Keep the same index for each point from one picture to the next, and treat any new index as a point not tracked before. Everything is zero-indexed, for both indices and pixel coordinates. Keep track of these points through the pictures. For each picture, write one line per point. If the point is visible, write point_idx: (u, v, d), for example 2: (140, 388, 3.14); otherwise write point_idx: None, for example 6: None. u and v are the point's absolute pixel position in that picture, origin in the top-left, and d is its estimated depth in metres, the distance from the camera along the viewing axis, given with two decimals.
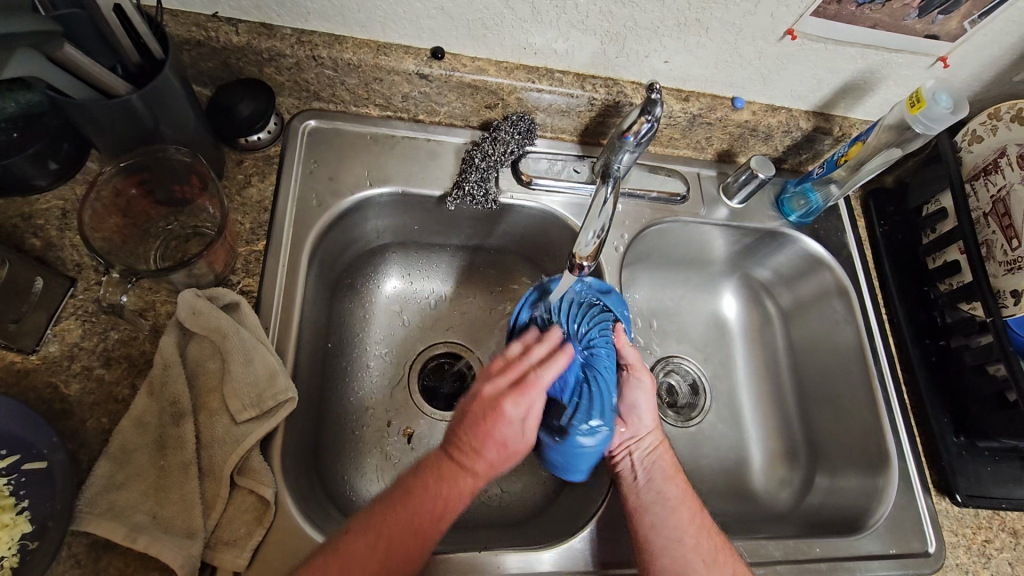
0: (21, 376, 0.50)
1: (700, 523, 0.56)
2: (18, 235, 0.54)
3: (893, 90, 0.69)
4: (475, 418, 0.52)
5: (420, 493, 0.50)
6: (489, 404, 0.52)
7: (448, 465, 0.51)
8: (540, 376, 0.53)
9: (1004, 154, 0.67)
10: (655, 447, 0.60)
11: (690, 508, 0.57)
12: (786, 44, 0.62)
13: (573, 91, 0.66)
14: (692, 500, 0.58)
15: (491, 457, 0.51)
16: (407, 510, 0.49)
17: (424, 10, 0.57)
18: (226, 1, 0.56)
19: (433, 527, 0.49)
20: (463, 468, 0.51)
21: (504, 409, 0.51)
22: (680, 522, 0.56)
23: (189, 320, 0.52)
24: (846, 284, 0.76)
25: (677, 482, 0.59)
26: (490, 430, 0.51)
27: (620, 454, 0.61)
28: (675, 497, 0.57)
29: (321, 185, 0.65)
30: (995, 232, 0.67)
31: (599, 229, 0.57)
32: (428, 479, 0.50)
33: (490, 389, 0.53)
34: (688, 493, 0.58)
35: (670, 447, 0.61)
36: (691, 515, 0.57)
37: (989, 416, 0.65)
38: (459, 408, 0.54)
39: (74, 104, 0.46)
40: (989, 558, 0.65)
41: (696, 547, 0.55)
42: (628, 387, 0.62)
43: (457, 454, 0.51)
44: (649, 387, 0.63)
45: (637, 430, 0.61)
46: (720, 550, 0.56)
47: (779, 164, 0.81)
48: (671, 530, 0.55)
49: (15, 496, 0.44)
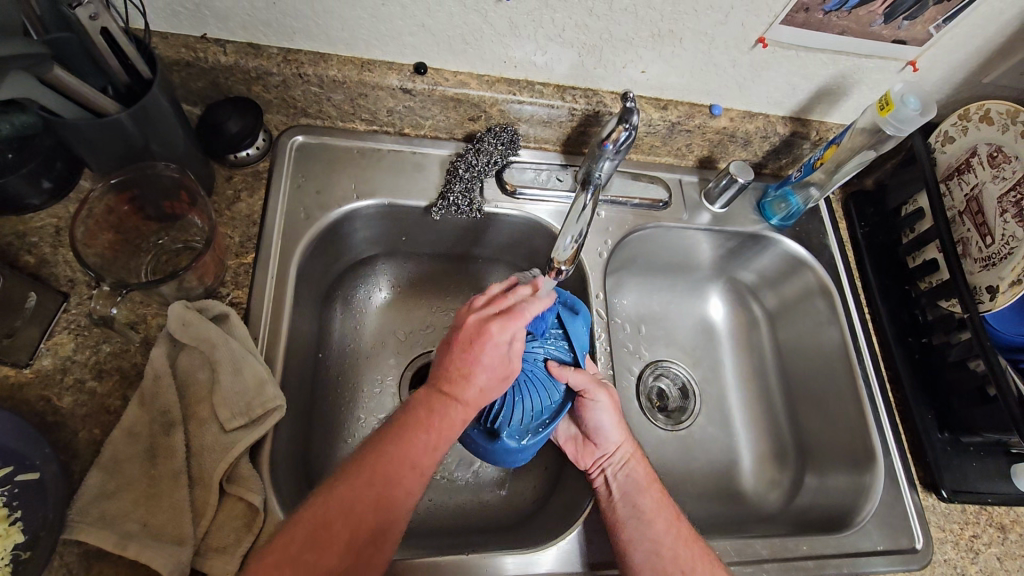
0: (15, 390, 0.51)
1: (676, 533, 0.57)
2: (12, 252, 0.55)
3: (865, 95, 0.71)
4: (458, 346, 0.50)
5: (408, 419, 0.48)
6: (475, 330, 0.50)
7: (437, 397, 0.49)
8: (524, 307, 0.52)
9: (975, 154, 0.69)
10: (627, 459, 0.61)
11: (665, 518, 0.58)
12: (758, 52, 0.64)
13: (553, 102, 0.67)
14: (668, 510, 0.59)
15: (482, 387, 0.50)
16: (401, 444, 0.47)
17: (406, 27, 0.59)
18: (214, 22, 0.58)
19: (436, 448, 0.48)
20: (452, 398, 0.49)
21: (490, 331, 0.50)
22: (656, 534, 0.57)
23: (179, 331, 0.53)
24: (828, 284, 0.77)
25: (651, 493, 0.59)
26: (478, 357, 0.49)
27: (594, 470, 0.62)
28: (650, 510, 0.58)
29: (309, 199, 0.66)
30: (970, 230, 0.69)
31: (576, 235, 0.61)
32: (417, 412, 0.48)
33: (473, 320, 0.51)
34: (664, 503, 0.59)
35: (644, 457, 0.62)
36: (667, 525, 0.58)
37: (971, 411, 0.66)
38: (443, 338, 0.52)
39: (66, 124, 0.47)
40: (977, 553, 0.65)
41: (674, 559, 0.56)
42: (590, 410, 0.61)
43: (444, 382, 0.49)
44: (611, 404, 0.61)
45: (608, 446, 0.62)
46: (697, 559, 0.56)
47: (760, 169, 0.82)
48: (650, 542, 0.56)
49: (9, 507, 0.45)
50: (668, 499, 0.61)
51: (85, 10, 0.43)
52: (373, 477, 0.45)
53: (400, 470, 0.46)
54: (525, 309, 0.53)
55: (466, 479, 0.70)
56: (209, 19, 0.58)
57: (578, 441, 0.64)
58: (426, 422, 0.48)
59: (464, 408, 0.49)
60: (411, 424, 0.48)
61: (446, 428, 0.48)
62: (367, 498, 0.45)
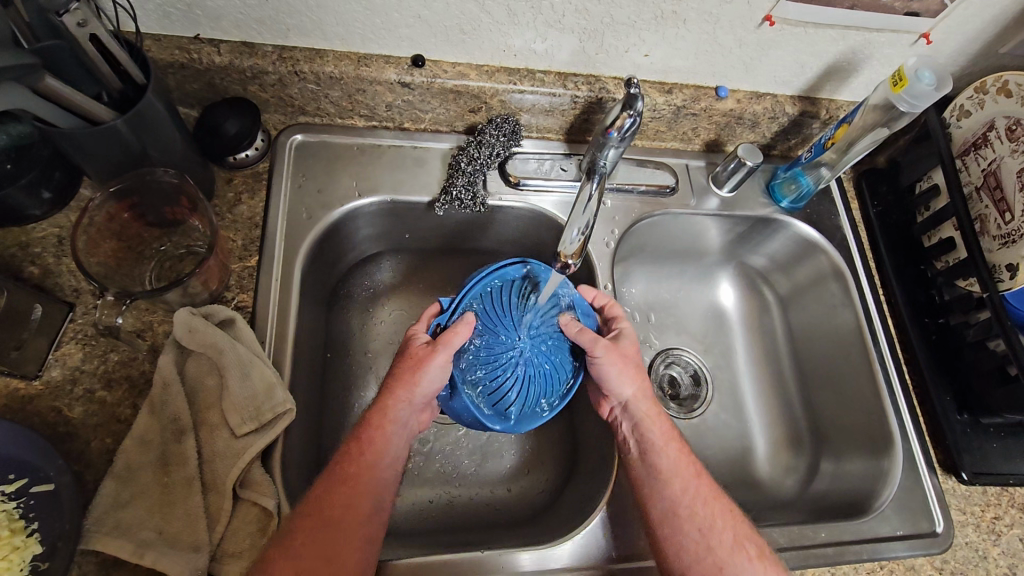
0: (24, 402, 0.51)
1: (694, 490, 0.56)
2: (16, 264, 0.55)
3: (876, 70, 0.69)
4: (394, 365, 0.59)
5: (347, 453, 0.53)
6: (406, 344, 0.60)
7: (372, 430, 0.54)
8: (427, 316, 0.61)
9: (992, 127, 0.67)
10: (642, 415, 0.59)
11: (682, 476, 0.57)
12: (765, 31, 0.62)
13: (555, 90, 0.66)
14: (685, 469, 0.57)
15: (416, 370, 0.55)
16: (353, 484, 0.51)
17: (402, 19, 0.58)
18: (207, 22, 0.57)
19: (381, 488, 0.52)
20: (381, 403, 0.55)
21: (422, 336, 0.58)
22: (672, 494, 0.56)
23: (186, 338, 0.53)
24: (842, 266, 0.75)
25: (668, 449, 0.58)
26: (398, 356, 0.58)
27: (614, 423, 0.62)
28: (666, 466, 0.57)
29: (310, 198, 0.65)
30: (988, 206, 0.68)
31: (583, 227, 0.58)
32: (355, 446, 0.53)
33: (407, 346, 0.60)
34: (682, 459, 0.58)
35: (660, 411, 0.60)
36: (684, 483, 0.56)
37: (991, 391, 0.65)
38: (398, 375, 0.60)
39: (62, 133, 0.47)
40: (998, 535, 0.64)
41: (691, 517, 0.55)
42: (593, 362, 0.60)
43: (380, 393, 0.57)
44: (614, 355, 0.60)
45: (619, 399, 0.61)
46: (717, 516, 0.55)
47: (768, 151, 0.80)
48: (666, 501, 0.56)
49: (26, 519, 0.45)
50: (688, 453, 0.59)
51: (73, 17, 0.42)
52: (316, 532, 0.48)
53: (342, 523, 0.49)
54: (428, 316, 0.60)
55: (477, 474, 0.70)
56: (202, 19, 0.57)
57: (596, 393, 0.64)
58: (361, 471, 0.52)
59: (406, 383, 0.55)
60: (350, 475, 0.52)
61: (393, 444, 0.54)
62: (319, 553, 0.47)
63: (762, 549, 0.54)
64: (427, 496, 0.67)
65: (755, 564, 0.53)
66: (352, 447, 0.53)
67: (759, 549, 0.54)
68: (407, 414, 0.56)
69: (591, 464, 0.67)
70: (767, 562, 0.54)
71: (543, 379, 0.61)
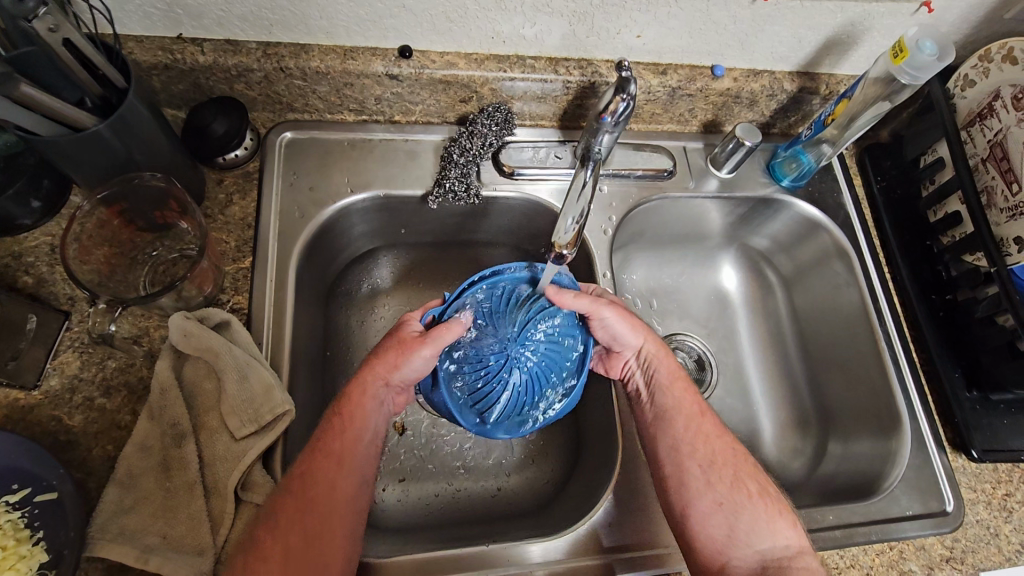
0: (25, 412, 0.51)
1: (697, 430, 0.59)
2: (10, 274, 0.55)
3: (877, 42, 0.67)
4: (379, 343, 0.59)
5: (331, 430, 0.54)
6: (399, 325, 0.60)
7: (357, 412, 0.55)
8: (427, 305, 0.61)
9: (998, 97, 0.65)
10: (653, 358, 0.63)
11: (688, 416, 0.60)
12: (759, 6, 0.60)
13: (547, 76, 0.65)
14: (691, 408, 0.61)
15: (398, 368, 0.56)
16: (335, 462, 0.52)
17: (386, 9, 0.57)
18: (188, 21, 0.56)
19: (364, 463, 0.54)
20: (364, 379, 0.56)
21: (415, 323, 0.58)
22: (675, 431, 0.59)
23: (181, 342, 0.53)
24: (845, 244, 0.74)
25: (675, 391, 0.61)
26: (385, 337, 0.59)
27: (623, 373, 0.64)
28: (674, 407, 0.60)
29: (301, 196, 0.65)
30: (995, 178, 0.66)
31: (578, 215, 0.57)
32: (340, 423, 0.54)
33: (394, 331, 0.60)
34: (687, 400, 0.61)
35: (669, 355, 0.63)
36: (688, 423, 0.60)
37: (1000, 366, 0.64)
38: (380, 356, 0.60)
39: (45, 142, 0.46)
40: (1010, 512, 0.63)
41: (693, 453, 0.58)
42: (598, 326, 0.61)
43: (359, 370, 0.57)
44: (620, 311, 0.61)
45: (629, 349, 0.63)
46: (719, 456, 0.58)
47: (768, 129, 0.79)
48: (671, 440, 0.59)
49: (31, 528, 0.45)
50: (691, 392, 0.63)
51: (43, 23, 0.41)
52: (303, 512, 0.49)
53: (327, 497, 0.51)
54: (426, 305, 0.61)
55: (481, 467, 0.70)
56: (184, 18, 0.56)
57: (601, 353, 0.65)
58: (343, 447, 0.53)
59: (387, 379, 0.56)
60: (332, 451, 0.53)
61: (372, 421, 0.55)
62: (300, 534, 0.49)
63: (763, 487, 0.57)
64: (432, 490, 0.67)
65: (755, 501, 0.56)
66: (335, 423, 0.54)
67: (761, 488, 0.57)
68: (384, 393, 0.56)
69: (594, 454, 0.67)
70: (769, 501, 0.56)
71: (531, 389, 0.60)
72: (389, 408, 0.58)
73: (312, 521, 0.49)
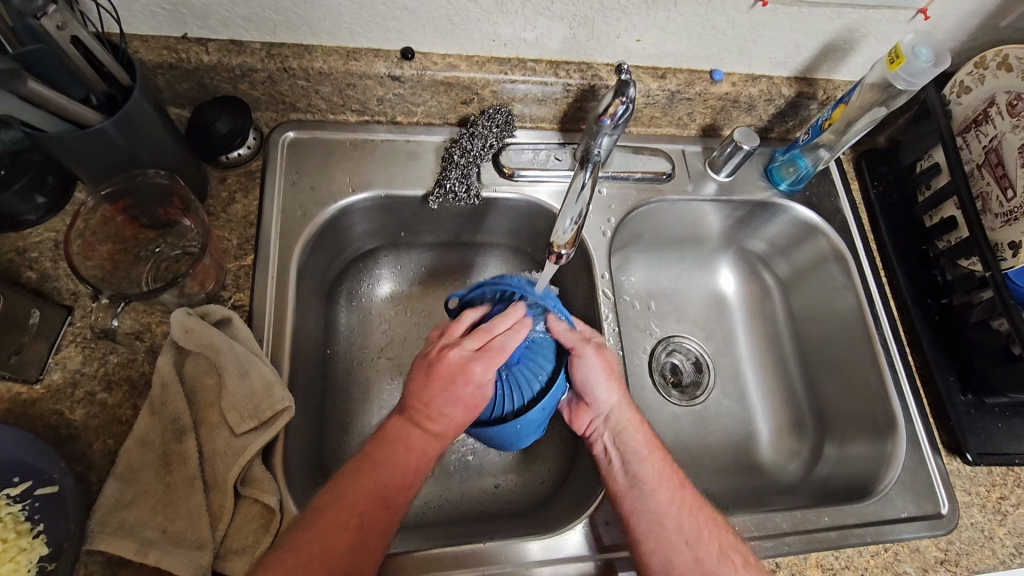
0: (27, 405, 0.52)
1: (679, 502, 0.54)
2: (14, 269, 0.55)
3: (874, 48, 0.68)
4: (436, 385, 0.52)
5: (380, 450, 0.50)
6: (454, 368, 0.52)
7: (413, 430, 0.51)
8: (504, 340, 0.54)
9: (993, 103, 0.65)
10: (624, 424, 0.59)
11: (669, 488, 0.55)
12: (758, 11, 0.61)
13: (547, 79, 0.65)
14: (671, 478, 0.56)
15: (461, 377, 0.52)
16: (378, 477, 0.48)
17: (389, 12, 0.57)
18: (194, 22, 0.57)
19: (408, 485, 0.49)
20: (421, 432, 0.51)
21: (479, 369, 0.52)
22: (655, 504, 0.54)
23: (182, 337, 0.53)
24: (842, 248, 0.75)
25: (653, 461, 0.57)
26: (456, 394, 0.52)
27: (593, 435, 0.60)
28: (651, 478, 0.55)
29: (303, 195, 0.65)
30: (990, 184, 0.67)
31: (576, 216, 0.58)
32: (391, 448, 0.50)
33: (452, 357, 0.53)
34: (667, 470, 0.56)
35: (643, 421, 0.59)
36: (670, 494, 0.55)
37: (994, 370, 0.65)
38: (422, 370, 0.54)
39: (49, 138, 0.47)
40: (1005, 515, 0.64)
41: (677, 527, 0.53)
42: (577, 367, 0.58)
43: (416, 417, 0.52)
44: (601, 360, 0.58)
45: (603, 408, 0.60)
46: (703, 527, 0.53)
47: (766, 134, 0.79)
48: (650, 512, 0.54)
49: (31, 521, 0.46)
50: (670, 461, 0.58)
51: (52, 20, 0.42)
52: (337, 521, 0.45)
53: (381, 505, 0.47)
54: (507, 342, 0.54)
55: (479, 466, 0.70)
56: (189, 18, 0.57)
57: (574, 403, 0.63)
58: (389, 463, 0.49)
59: (448, 391, 0.52)
60: (371, 465, 0.49)
61: (419, 456, 0.51)
62: (328, 553, 0.44)
63: (748, 559, 0.52)
64: (430, 488, 0.68)
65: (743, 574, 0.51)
66: (384, 443, 0.51)
67: (745, 560, 0.52)
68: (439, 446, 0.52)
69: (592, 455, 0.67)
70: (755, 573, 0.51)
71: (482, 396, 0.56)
72: (449, 418, 0.52)
73: (345, 538, 0.45)
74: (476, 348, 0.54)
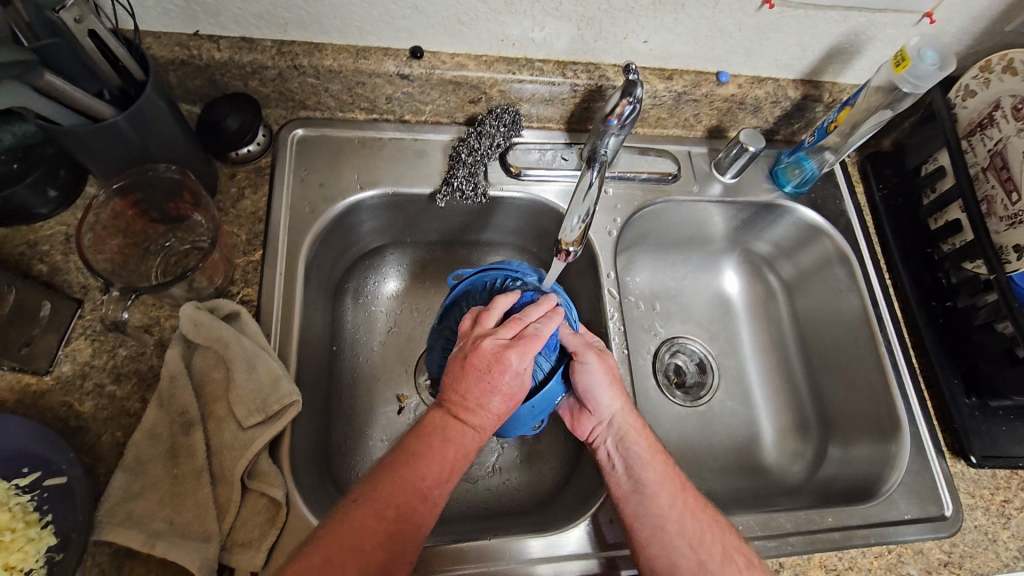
0: (36, 397, 0.52)
1: (682, 505, 0.54)
2: (25, 262, 0.56)
3: (880, 51, 0.68)
4: (473, 377, 0.50)
5: (416, 444, 0.49)
6: (490, 358, 0.51)
7: (451, 423, 0.50)
8: (539, 329, 0.53)
9: (998, 107, 0.66)
10: (626, 430, 0.58)
11: (671, 491, 0.54)
12: (765, 14, 0.61)
13: (554, 79, 0.66)
14: (673, 482, 0.55)
15: (495, 367, 0.50)
16: (413, 472, 0.48)
17: (399, 10, 0.58)
18: (206, 19, 0.58)
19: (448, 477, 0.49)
20: (463, 425, 0.50)
21: (517, 359, 0.51)
22: (658, 509, 0.53)
23: (191, 331, 0.54)
24: (846, 250, 0.75)
25: (654, 465, 0.56)
26: (496, 384, 0.50)
27: (596, 442, 0.60)
28: (653, 482, 0.55)
29: (311, 192, 0.66)
30: (995, 187, 0.67)
31: (583, 214, 0.58)
32: (429, 440, 0.49)
33: (486, 348, 0.51)
34: (669, 474, 0.56)
35: (644, 427, 0.58)
36: (672, 498, 0.54)
37: (999, 373, 0.65)
38: (456, 363, 0.52)
39: (64, 131, 0.47)
40: (1009, 518, 0.64)
41: (681, 532, 0.52)
42: (578, 374, 0.58)
43: (456, 410, 0.50)
44: (602, 366, 0.58)
45: (605, 415, 0.59)
46: (707, 530, 0.53)
47: (771, 136, 0.80)
48: (653, 517, 0.53)
49: (40, 511, 0.46)
50: (672, 466, 0.57)
51: (71, 13, 0.42)
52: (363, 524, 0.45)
53: (419, 500, 0.47)
54: (541, 329, 0.53)
55: (482, 464, 0.70)
56: (201, 15, 0.57)
57: (575, 409, 0.62)
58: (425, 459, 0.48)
59: (485, 381, 0.50)
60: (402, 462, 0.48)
61: (462, 447, 0.50)
62: (357, 555, 0.44)
63: (752, 562, 0.52)
64: None
65: None
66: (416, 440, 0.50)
67: (750, 562, 0.52)
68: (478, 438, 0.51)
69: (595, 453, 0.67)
70: None
71: None
72: (488, 409, 0.51)
73: (378, 537, 0.45)
74: (510, 338, 0.52)
